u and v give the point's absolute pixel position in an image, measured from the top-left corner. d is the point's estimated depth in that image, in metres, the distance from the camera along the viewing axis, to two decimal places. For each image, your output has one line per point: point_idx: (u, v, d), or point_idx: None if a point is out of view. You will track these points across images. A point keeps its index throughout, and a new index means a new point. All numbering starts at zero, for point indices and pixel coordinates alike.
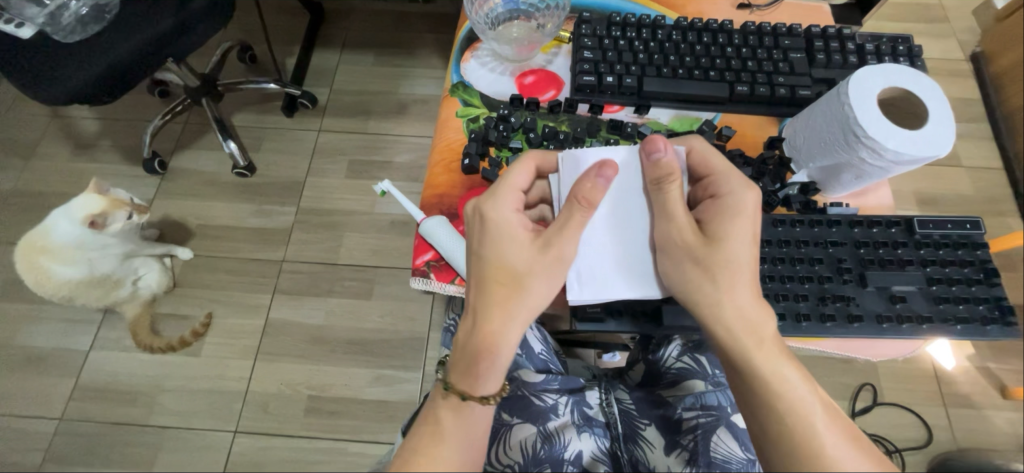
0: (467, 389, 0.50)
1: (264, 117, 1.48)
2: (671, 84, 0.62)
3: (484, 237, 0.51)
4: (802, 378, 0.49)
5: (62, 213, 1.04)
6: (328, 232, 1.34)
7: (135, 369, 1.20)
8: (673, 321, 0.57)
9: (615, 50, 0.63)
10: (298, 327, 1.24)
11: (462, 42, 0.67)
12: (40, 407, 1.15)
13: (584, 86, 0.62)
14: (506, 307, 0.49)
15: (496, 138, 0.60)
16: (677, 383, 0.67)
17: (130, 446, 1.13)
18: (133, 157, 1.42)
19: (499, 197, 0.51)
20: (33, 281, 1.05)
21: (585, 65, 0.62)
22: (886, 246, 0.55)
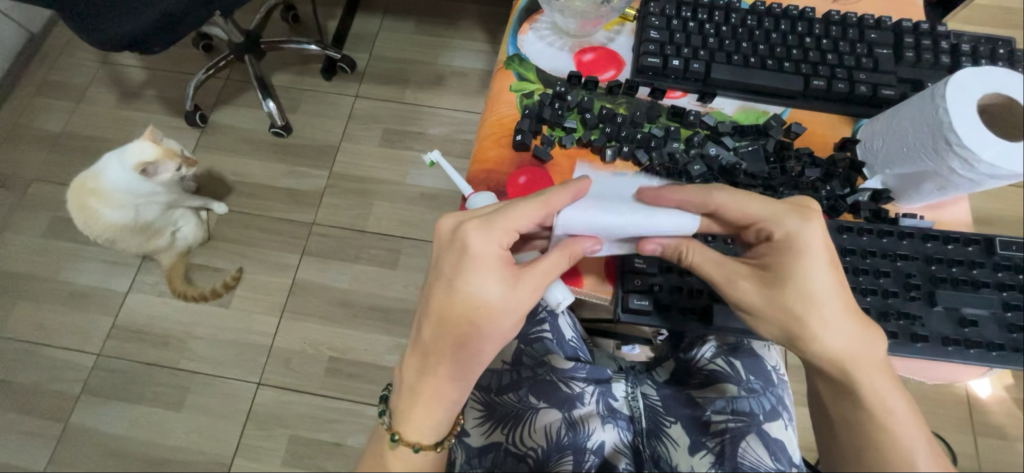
0: (414, 435, 0.53)
1: (302, 79, 1.48)
2: (741, 73, 0.58)
3: (459, 276, 0.50)
4: (894, 404, 0.49)
5: (116, 157, 1.07)
6: (359, 198, 1.35)
7: (168, 315, 1.25)
8: (724, 322, 0.55)
9: (684, 32, 0.60)
10: (324, 289, 1.27)
11: (521, 12, 0.65)
12: (80, 341, 1.22)
13: (647, 68, 0.59)
14: (460, 356, 0.51)
15: (551, 116, 0.58)
16: (708, 385, 0.67)
17: (162, 386, 1.19)
18: (176, 109, 1.45)
19: (480, 234, 0.49)
20: (82, 220, 1.10)
21: (651, 46, 0.59)
22: (960, 264, 0.52)
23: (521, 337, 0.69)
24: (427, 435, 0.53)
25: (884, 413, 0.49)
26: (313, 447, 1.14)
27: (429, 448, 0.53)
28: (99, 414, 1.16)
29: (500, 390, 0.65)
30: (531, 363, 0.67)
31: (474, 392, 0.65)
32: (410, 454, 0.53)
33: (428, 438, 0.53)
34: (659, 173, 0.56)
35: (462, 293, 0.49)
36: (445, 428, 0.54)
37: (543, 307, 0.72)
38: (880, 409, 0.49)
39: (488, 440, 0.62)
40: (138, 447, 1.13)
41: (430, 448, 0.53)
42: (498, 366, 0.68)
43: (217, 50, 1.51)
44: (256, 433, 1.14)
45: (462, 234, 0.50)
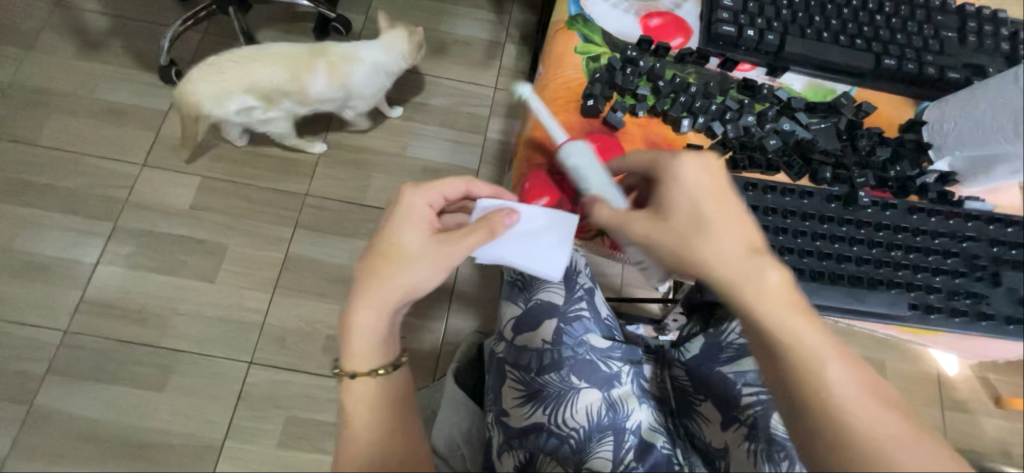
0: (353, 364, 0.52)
1: (293, 38, 1.36)
2: (814, 48, 0.58)
3: (387, 224, 0.54)
4: (824, 346, 0.45)
5: (375, 46, 1.10)
6: (357, 170, 1.28)
7: (147, 289, 1.15)
8: None
9: (758, 2, 0.59)
10: (321, 265, 1.20)
11: None
12: (44, 318, 1.10)
13: (720, 37, 0.58)
14: (381, 287, 0.51)
15: (624, 82, 0.57)
16: (744, 358, 0.65)
17: (140, 365, 1.10)
18: (147, 63, 1.30)
19: (409, 191, 0.55)
20: (286, 67, 1.03)
21: (724, 13, 0.58)
22: (1020, 247, 0.54)
23: (561, 316, 0.66)
24: (360, 363, 0.52)
25: (807, 355, 0.45)
26: (311, 428, 1.09)
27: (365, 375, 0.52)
28: (70, 395, 1.06)
29: (540, 370, 0.64)
30: (572, 343, 0.65)
31: (512, 372, 0.65)
32: (366, 384, 0.52)
33: (364, 366, 0.52)
34: (735, 144, 0.56)
35: (386, 231, 0.53)
36: (377, 360, 0.52)
37: (580, 286, 0.70)
38: (802, 349, 0.45)
39: (529, 421, 0.62)
40: (117, 430, 1.05)
41: (370, 375, 0.52)
42: (539, 346, 0.65)
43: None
44: (249, 414, 1.09)
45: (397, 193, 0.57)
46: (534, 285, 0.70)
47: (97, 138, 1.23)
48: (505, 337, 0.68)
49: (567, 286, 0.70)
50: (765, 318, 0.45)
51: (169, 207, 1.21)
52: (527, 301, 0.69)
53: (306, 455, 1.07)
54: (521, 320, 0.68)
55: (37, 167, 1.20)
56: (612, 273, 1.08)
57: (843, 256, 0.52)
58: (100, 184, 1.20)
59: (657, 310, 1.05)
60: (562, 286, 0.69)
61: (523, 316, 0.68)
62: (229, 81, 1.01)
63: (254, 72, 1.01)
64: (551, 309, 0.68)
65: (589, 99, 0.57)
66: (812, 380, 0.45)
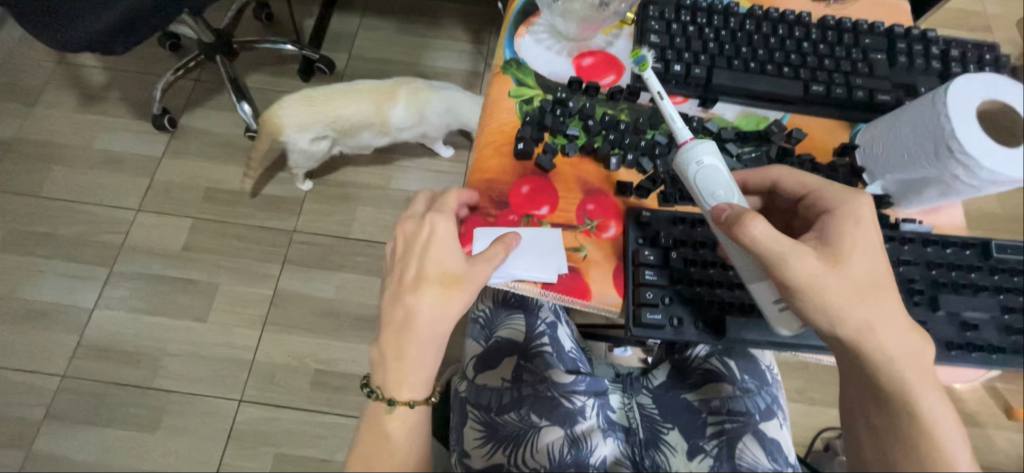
0: (404, 395, 0.50)
1: (278, 80, 1.42)
2: (742, 78, 0.59)
3: (425, 252, 0.50)
4: (946, 414, 0.48)
5: (453, 89, 1.21)
6: (342, 203, 1.31)
7: (141, 331, 1.18)
8: (737, 334, 0.52)
9: (684, 37, 0.60)
10: (308, 299, 1.22)
11: (515, 15, 0.63)
12: (43, 363, 1.14)
13: (649, 73, 0.59)
14: (439, 308, 0.49)
15: (553, 123, 0.58)
16: (706, 385, 0.67)
17: (134, 407, 1.12)
18: (142, 112, 1.37)
19: (442, 214, 0.52)
20: (373, 96, 1.15)
21: (651, 50, 0.59)
22: (961, 269, 0.55)
23: (521, 352, 0.69)
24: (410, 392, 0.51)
25: (925, 420, 0.47)
26: (301, 464, 1.09)
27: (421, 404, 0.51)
28: (66, 440, 1.09)
29: (500, 409, 0.65)
30: (532, 380, 0.67)
31: (473, 412, 0.65)
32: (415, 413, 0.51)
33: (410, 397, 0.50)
34: (666, 178, 0.57)
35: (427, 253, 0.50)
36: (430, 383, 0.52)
37: (541, 321, 0.73)
38: (928, 412, 0.47)
39: (491, 462, 0.62)
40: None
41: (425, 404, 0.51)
42: (498, 384, 0.67)
43: (185, 49, 1.43)
44: (239, 452, 1.09)
45: (425, 217, 0.52)
46: (496, 322, 0.74)
47: (95, 187, 1.29)
48: (468, 376, 0.70)
49: (528, 321, 0.73)
50: (896, 351, 0.48)
51: (162, 249, 1.25)
52: (488, 340, 0.72)
53: None
54: (483, 359, 0.70)
55: (38, 217, 1.25)
56: None
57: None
58: (98, 231, 1.25)
59: None
60: (522, 322, 0.73)
61: (484, 354, 0.71)
62: (314, 114, 1.13)
63: (338, 105, 1.13)
64: (512, 346, 0.71)
65: (521, 142, 0.58)
66: (927, 442, 0.47)
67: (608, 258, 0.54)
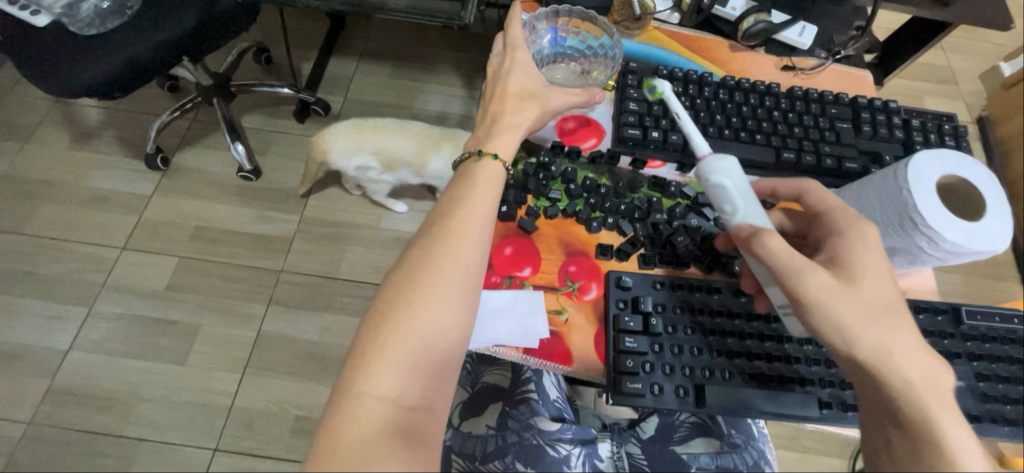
0: (492, 148, 0.53)
1: (273, 121, 1.45)
2: (716, 145, 0.62)
3: (510, 74, 0.57)
4: (972, 449, 0.43)
5: None
6: (331, 243, 1.31)
7: (116, 374, 1.14)
8: (718, 401, 0.50)
9: (660, 105, 0.64)
10: (292, 341, 1.20)
11: None
12: (8, 409, 1.09)
13: (628, 138, 0.62)
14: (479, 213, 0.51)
15: (536, 186, 0.60)
16: (692, 440, 0.67)
17: (100, 457, 1.06)
18: (135, 150, 1.38)
19: (523, 46, 0.59)
20: (418, 137, 1.17)
21: (630, 117, 0.63)
22: (931, 335, 0.57)
23: (506, 398, 0.70)
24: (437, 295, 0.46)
25: (946, 448, 0.43)
26: None
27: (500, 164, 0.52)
28: None
29: (484, 458, 0.63)
30: (517, 426, 0.66)
31: (457, 462, 0.64)
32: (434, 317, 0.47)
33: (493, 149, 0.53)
34: (645, 241, 0.58)
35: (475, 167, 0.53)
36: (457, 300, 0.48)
37: (528, 368, 0.74)
38: (950, 443, 0.43)
39: None
40: None
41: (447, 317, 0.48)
42: (483, 432, 0.66)
43: (184, 91, 1.47)
44: None
45: (508, 50, 0.58)
46: (481, 370, 0.75)
47: (81, 225, 1.28)
48: (451, 425, 0.69)
49: (514, 369, 0.74)
50: (919, 377, 0.45)
51: (145, 289, 1.23)
52: (473, 386, 0.73)
53: None
54: (468, 405, 0.70)
55: (20, 255, 1.23)
56: None
57: (737, 353, 0.52)
58: (80, 269, 1.23)
59: None
60: (508, 369, 0.74)
61: (470, 400, 0.71)
62: (361, 143, 1.16)
63: (386, 139, 1.16)
64: (498, 392, 0.71)
65: (504, 205, 0.59)
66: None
67: (589, 321, 0.54)
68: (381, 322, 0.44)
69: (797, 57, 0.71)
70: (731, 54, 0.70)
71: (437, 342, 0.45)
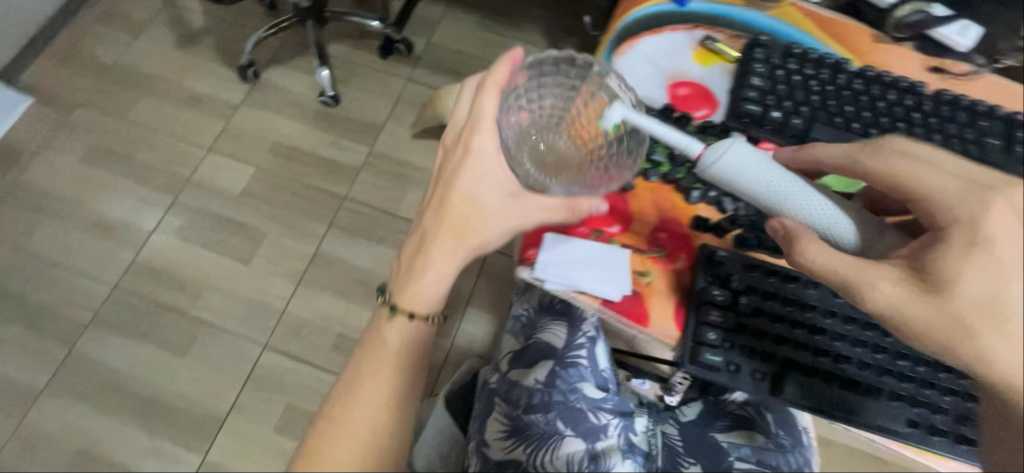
0: (452, 227, 0.52)
1: (358, 52, 1.47)
2: (840, 136, 0.58)
3: (465, 163, 0.53)
4: None
5: None
6: (394, 180, 1.35)
7: (188, 262, 1.25)
8: (796, 392, 0.51)
9: (787, 84, 0.60)
10: (346, 265, 1.26)
11: (616, 33, 0.62)
12: (99, 272, 1.23)
13: (745, 114, 0.59)
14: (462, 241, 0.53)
15: (641, 146, 0.58)
16: (737, 428, 0.67)
17: (170, 330, 1.19)
18: (230, 60, 1.45)
19: (485, 132, 0.52)
20: None
21: (752, 92, 0.59)
22: None
23: (557, 359, 0.71)
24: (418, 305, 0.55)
25: None
26: (308, 419, 1.14)
27: (421, 320, 0.55)
28: (107, 346, 1.17)
29: (528, 408, 0.69)
30: (564, 388, 0.69)
31: (501, 405, 0.71)
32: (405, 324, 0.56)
33: (421, 310, 0.55)
34: (745, 222, 0.56)
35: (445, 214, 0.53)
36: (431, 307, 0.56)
37: (582, 333, 0.75)
38: None
39: (507, 456, 0.67)
40: (139, 386, 1.15)
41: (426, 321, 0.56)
42: (530, 384, 0.71)
43: (280, 9, 1.51)
44: (255, 394, 1.16)
45: (466, 134, 0.53)
46: (536, 323, 0.78)
47: (175, 121, 1.38)
48: (500, 370, 0.75)
49: (568, 331, 0.75)
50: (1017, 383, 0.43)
51: (222, 190, 1.32)
52: (526, 340, 0.76)
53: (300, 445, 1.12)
54: (517, 356, 0.74)
55: (121, 138, 1.35)
56: None
57: (821, 349, 0.52)
58: (170, 161, 1.34)
59: None
60: (562, 329, 0.75)
61: (521, 352, 0.75)
62: None
63: None
64: (549, 351, 0.73)
65: None
66: None
67: (672, 288, 0.54)
68: (357, 370, 0.55)
69: (950, 58, 0.65)
70: (874, 44, 0.64)
71: (380, 428, 0.53)
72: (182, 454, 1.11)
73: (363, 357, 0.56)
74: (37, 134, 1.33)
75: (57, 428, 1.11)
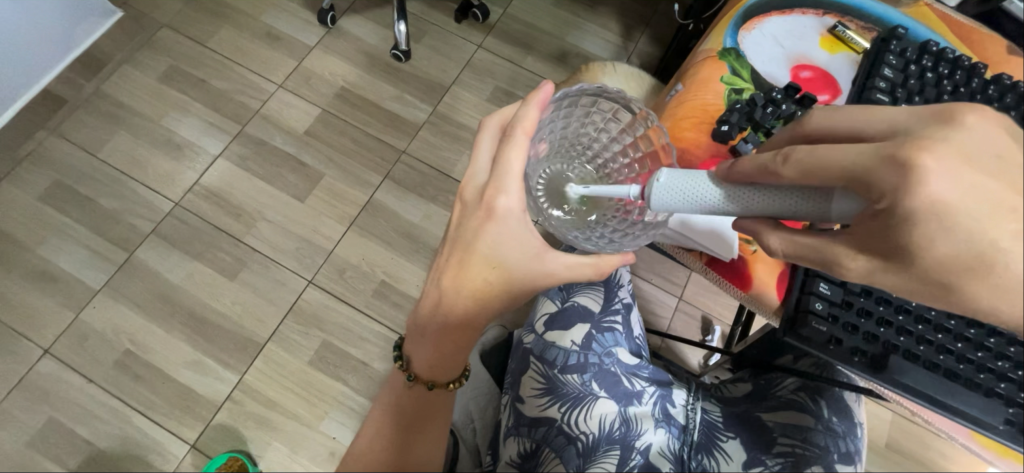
0: (459, 296, 0.52)
1: (433, 13, 1.49)
2: None
3: (478, 234, 0.51)
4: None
5: None
6: (453, 143, 1.36)
7: (247, 190, 1.29)
8: (896, 371, 0.51)
9: (918, 80, 0.59)
10: (396, 217, 1.29)
11: (747, 9, 0.65)
12: (163, 187, 1.27)
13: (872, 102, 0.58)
14: (480, 302, 0.53)
15: (762, 118, 0.57)
16: (786, 411, 0.66)
17: (222, 253, 1.23)
18: (311, 3, 1.48)
19: (511, 192, 0.49)
20: None
21: (882, 82, 0.58)
22: None
23: (594, 323, 0.73)
24: (435, 375, 0.59)
25: None
26: (341, 358, 1.17)
27: (443, 387, 0.60)
28: (162, 258, 1.22)
29: (564, 369, 0.70)
30: (599, 351, 0.72)
31: (536, 364, 0.71)
32: (423, 390, 0.60)
33: (444, 379, 0.60)
34: None
35: (460, 283, 0.52)
36: (448, 374, 0.59)
37: (618, 299, 0.78)
38: None
39: (542, 414, 0.67)
40: (187, 300, 1.19)
41: (445, 387, 0.60)
42: (567, 346, 0.72)
43: None
44: (295, 326, 1.19)
45: (490, 194, 0.50)
46: (575, 289, 0.78)
47: (251, 54, 1.41)
48: (536, 331, 0.75)
49: (605, 295, 0.77)
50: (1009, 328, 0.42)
51: (287, 127, 1.35)
52: (564, 302, 0.77)
53: (331, 381, 1.15)
54: (554, 318, 0.75)
55: (200, 63, 1.39)
56: (662, 316, 1.20)
57: (904, 330, 0.53)
58: (240, 92, 1.37)
59: (693, 362, 1.16)
60: (599, 293, 0.77)
61: (557, 314, 0.76)
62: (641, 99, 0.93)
63: None
64: (586, 314, 0.75)
65: (722, 125, 0.58)
66: None
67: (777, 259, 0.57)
68: (384, 412, 0.60)
69: None
70: (1006, 57, 0.65)
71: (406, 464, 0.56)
72: (219, 371, 1.14)
73: (384, 406, 0.61)
74: (122, 47, 1.38)
75: (106, 327, 1.16)
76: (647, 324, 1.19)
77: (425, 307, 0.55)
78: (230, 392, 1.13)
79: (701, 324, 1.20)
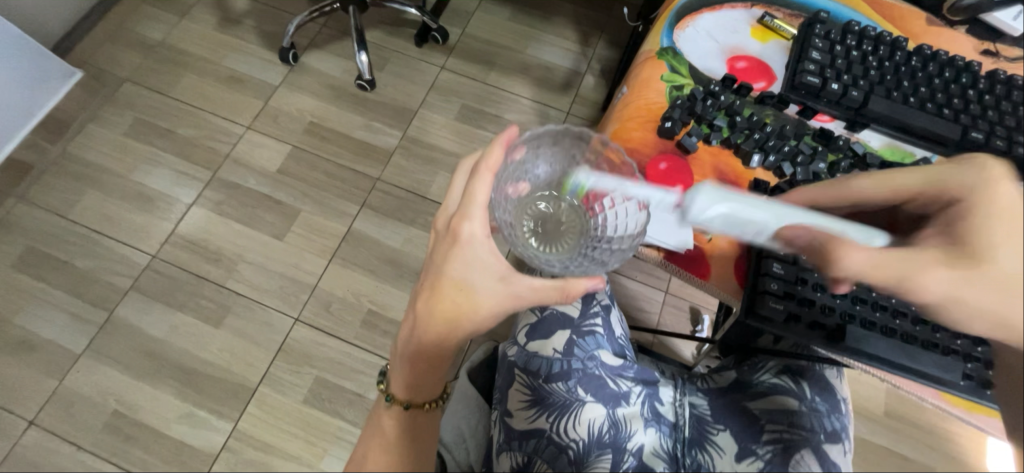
0: (432, 324, 0.53)
1: (394, 40, 1.52)
2: (897, 110, 0.61)
3: (446, 262, 0.52)
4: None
5: None
6: (425, 165, 1.38)
7: (224, 235, 1.28)
8: (856, 342, 0.53)
9: (846, 59, 0.63)
10: (376, 244, 1.29)
11: (678, 9, 0.67)
12: (138, 241, 1.26)
13: (803, 86, 0.62)
14: (451, 332, 0.53)
15: (703, 111, 0.60)
16: (770, 396, 0.67)
17: (205, 300, 1.22)
18: (271, 43, 1.50)
19: (474, 219, 0.51)
20: None
21: (811, 66, 0.62)
22: None
23: (575, 328, 0.74)
24: (415, 396, 0.60)
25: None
26: (335, 392, 1.16)
27: (418, 408, 0.60)
28: (143, 313, 1.20)
29: (548, 378, 0.70)
30: (581, 356, 0.72)
31: (521, 376, 0.71)
32: (399, 412, 0.60)
33: (420, 399, 0.60)
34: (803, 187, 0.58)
35: (433, 312, 0.53)
36: (426, 395, 0.60)
37: (597, 302, 0.79)
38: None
39: (531, 426, 0.67)
40: (173, 353, 1.17)
41: (421, 407, 0.60)
42: (550, 354, 0.73)
43: None
44: (285, 366, 1.17)
45: (454, 222, 0.51)
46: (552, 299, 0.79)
47: (215, 99, 1.42)
48: (518, 342, 0.76)
49: (586, 301, 0.78)
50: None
51: (258, 167, 1.35)
52: (543, 311, 0.77)
53: (327, 417, 1.14)
54: (534, 328, 0.76)
55: (165, 114, 1.39)
56: (650, 311, 1.21)
57: (860, 298, 0.55)
58: (208, 137, 1.37)
59: (687, 355, 1.17)
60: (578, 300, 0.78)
61: (537, 324, 0.76)
62: None
63: None
64: (566, 320, 0.76)
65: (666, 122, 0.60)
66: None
67: (732, 246, 0.59)
68: (369, 440, 0.61)
69: (1003, 43, 0.69)
70: (926, 28, 0.69)
71: None
72: (213, 421, 1.12)
73: (369, 436, 0.61)
74: (85, 107, 1.38)
75: (92, 390, 1.13)
76: (636, 321, 1.20)
77: (404, 336, 0.57)
78: (226, 441, 1.11)
79: (690, 315, 1.21)
